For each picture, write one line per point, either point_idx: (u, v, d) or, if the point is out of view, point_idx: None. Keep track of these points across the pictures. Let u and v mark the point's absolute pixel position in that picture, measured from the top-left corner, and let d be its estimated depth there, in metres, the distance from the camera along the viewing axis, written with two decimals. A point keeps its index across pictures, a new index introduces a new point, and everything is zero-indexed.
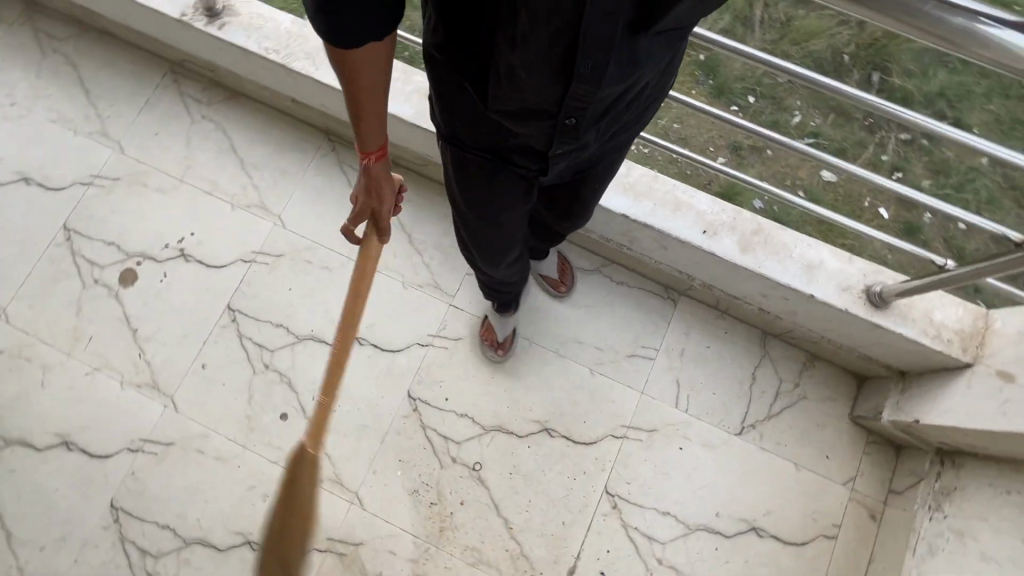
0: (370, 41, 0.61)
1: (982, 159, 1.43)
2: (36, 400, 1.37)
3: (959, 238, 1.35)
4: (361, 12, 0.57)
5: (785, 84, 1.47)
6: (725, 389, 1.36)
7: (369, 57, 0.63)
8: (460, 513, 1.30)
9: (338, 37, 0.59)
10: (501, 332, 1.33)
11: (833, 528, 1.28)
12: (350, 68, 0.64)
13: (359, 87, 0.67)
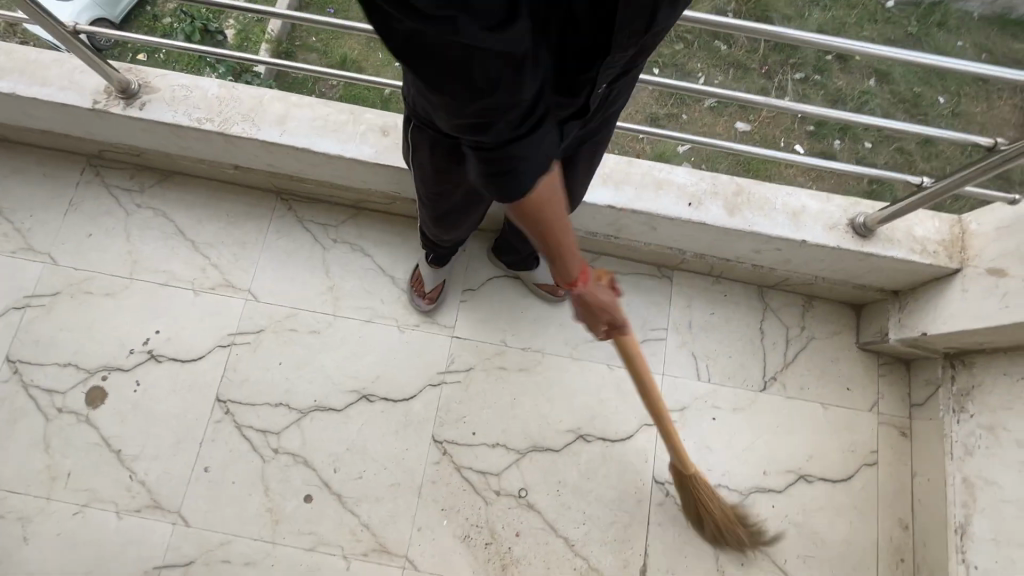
0: (541, 173, 0.57)
1: (870, 83, 1.59)
2: (24, 558, 1.22)
3: (868, 154, 1.53)
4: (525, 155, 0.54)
5: (682, 52, 1.61)
6: (739, 349, 1.38)
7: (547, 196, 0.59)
8: (518, 546, 1.25)
9: (507, 184, 0.56)
10: (430, 281, 1.33)
11: (872, 455, 1.32)
12: (530, 221, 0.62)
13: (545, 228, 0.62)
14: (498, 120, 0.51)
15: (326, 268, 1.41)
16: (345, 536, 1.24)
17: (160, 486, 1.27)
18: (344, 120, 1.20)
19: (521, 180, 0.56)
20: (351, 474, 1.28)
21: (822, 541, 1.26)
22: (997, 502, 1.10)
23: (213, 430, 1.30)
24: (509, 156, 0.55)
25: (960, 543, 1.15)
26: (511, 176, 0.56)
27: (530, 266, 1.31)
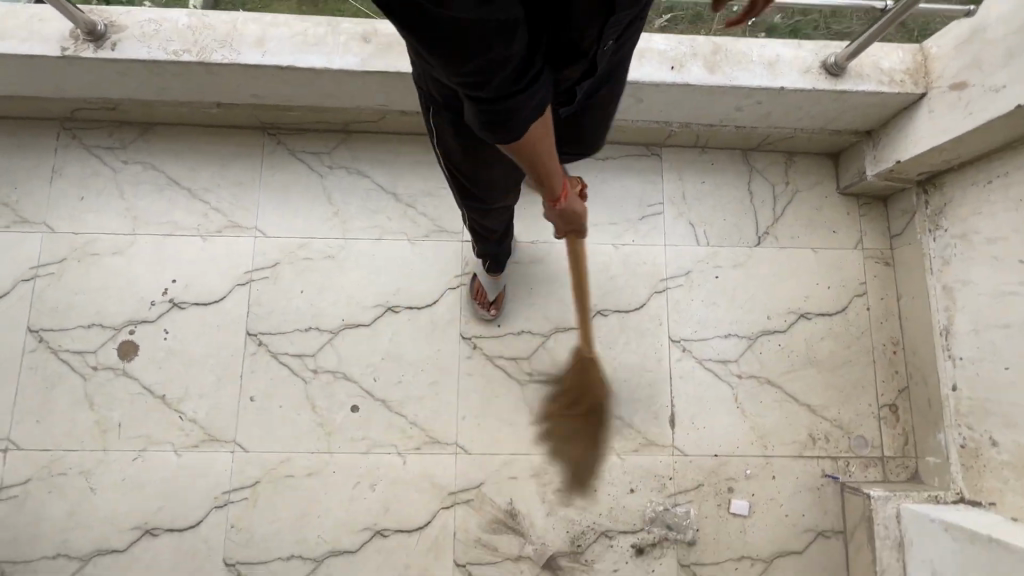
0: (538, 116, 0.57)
1: None
2: (94, 506, 1.28)
3: None
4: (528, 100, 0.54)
5: None
6: (732, 212, 1.47)
7: (541, 135, 0.62)
8: (558, 417, 1.35)
9: (507, 133, 0.56)
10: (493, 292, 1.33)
11: (862, 286, 1.44)
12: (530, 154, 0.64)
13: (540, 158, 0.65)
14: (492, 80, 0.51)
15: (328, 195, 1.43)
16: (396, 435, 1.33)
17: (212, 420, 1.33)
18: (324, 33, 1.20)
19: (519, 129, 0.56)
20: (391, 380, 1.36)
21: (825, 368, 1.40)
22: (973, 297, 1.23)
23: (251, 362, 1.35)
24: (509, 109, 0.54)
25: (945, 343, 1.29)
26: (511, 126, 0.55)
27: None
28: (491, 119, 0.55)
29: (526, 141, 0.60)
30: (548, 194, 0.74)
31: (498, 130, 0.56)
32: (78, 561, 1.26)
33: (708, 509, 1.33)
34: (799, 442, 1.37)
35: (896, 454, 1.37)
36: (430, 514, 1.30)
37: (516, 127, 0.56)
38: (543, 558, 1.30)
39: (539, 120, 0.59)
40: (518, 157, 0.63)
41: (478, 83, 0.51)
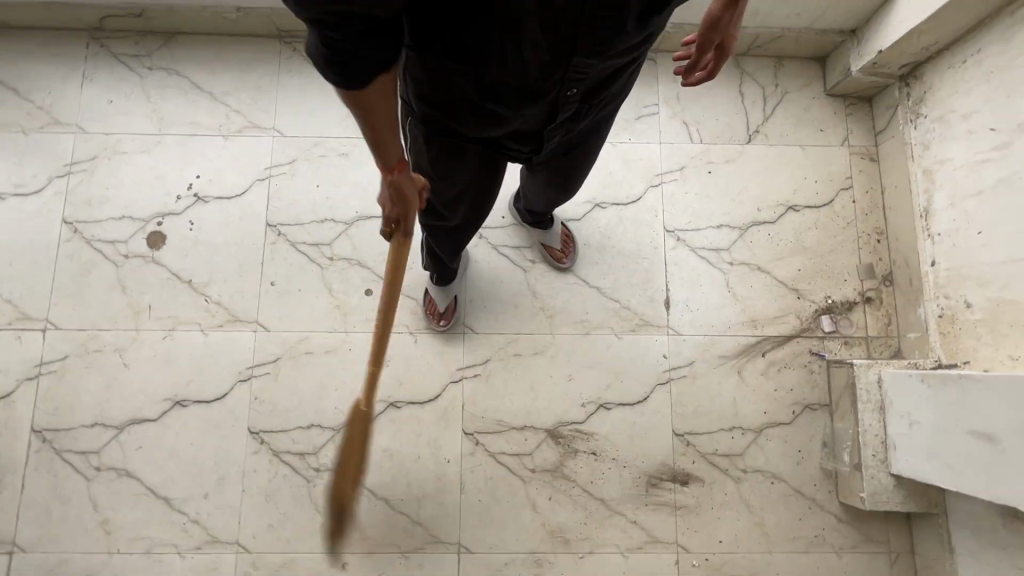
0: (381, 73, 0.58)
1: None
2: (127, 380, 1.38)
3: None
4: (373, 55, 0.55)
5: None
6: (723, 112, 1.55)
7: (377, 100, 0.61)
8: (559, 299, 1.44)
9: (350, 77, 0.56)
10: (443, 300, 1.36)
11: (848, 181, 1.52)
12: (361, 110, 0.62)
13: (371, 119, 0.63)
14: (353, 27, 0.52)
15: (342, 99, 1.52)
16: (407, 316, 1.43)
17: (235, 303, 1.42)
18: None
19: (365, 78, 0.57)
20: (402, 267, 1.45)
21: (811, 256, 1.49)
22: (950, 173, 1.30)
23: (271, 250, 1.44)
24: (359, 55, 0.54)
25: (925, 223, 1.37)
26: (354, 72, 0.56)
27: (545, 227, 1.36)
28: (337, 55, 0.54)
29: (365, 101, 0.60)
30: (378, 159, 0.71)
31: (345, 72, 0.55)
32: (113, 430, 1.36)
33: (702, 384, 1.42)
34: (787, 323, 1.45)
35: (879, 334, 1.44)
36: (440, 388, 1.39)
37: (363, 68, 0.55)
38: (546, 427, 1.39)
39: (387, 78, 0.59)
40: (356, 110, 0.62)
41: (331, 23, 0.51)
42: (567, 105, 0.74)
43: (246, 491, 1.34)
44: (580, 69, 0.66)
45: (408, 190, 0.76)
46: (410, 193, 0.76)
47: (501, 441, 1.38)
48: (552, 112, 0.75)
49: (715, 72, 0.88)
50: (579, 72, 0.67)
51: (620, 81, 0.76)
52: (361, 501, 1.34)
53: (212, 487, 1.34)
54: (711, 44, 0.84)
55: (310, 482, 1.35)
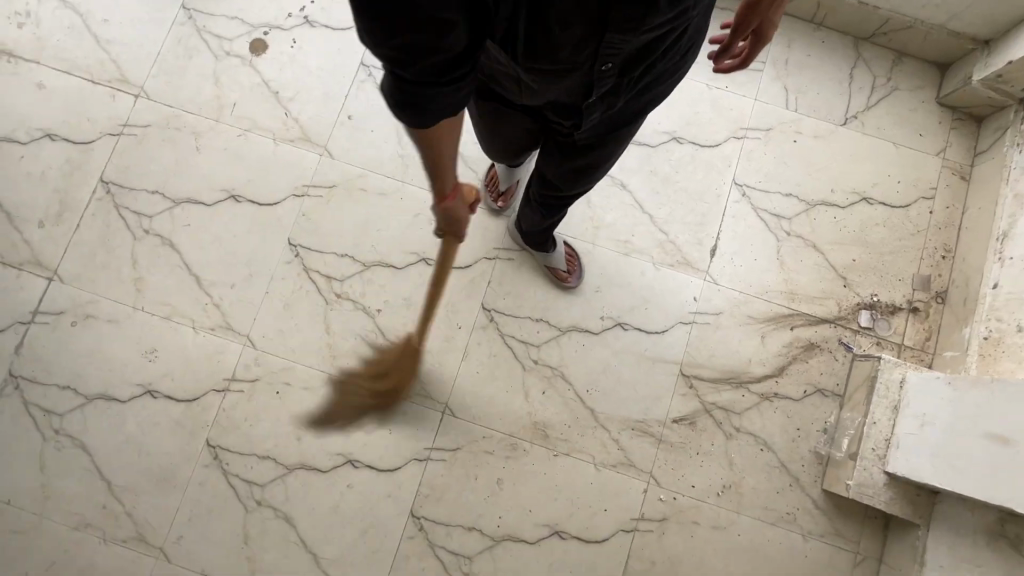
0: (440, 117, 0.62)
1: None
2: (195, 163, 1.46)
3: None
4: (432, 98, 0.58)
5: None
6: (827, 89, 1.52)
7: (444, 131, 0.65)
8: (610, 215, 1.46)
9: (416, 117, 0.60)
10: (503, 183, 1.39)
11: (931, 191, 1.48)
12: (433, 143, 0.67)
13: (440, 156, 0.70)
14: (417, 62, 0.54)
15: None
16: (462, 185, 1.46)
17: (311, 124, 1.48)
18: None
19: (427, 115, 0.60)
20: (471, 141, 1.50)
21: (870, 251, 1.46)
22: None
23: (357, 87, 1.50)
24: (424, 96, 0.58)
25: (999, 246, 1.32)
26: (421, 112, 0.60)
27: (547, 250, 1.32)
28: (411, 98, 0.58)
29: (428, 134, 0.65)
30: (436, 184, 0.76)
31: (415, 113, 0.60)
32: (169, 202, 1.45)
33: (722, 337, 1.41)
34: (825, 307, 1.43)
35: (915, 346, 1.41)
36: (473, 259, 1.43)
37: (430, 111, 0.60)
38: (560, 327, 1.41)
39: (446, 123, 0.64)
40: (419, 142, 0.67)
41: (404, 64, 0.54)
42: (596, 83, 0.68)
43: (269, 294, 1.41)
44: (612, 44, 0.62)
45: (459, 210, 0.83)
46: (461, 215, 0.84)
47: (515, 326, 1.40)
48: (587, 86, 0.70)
49: (748, 59, 0.89)
50: (612, 44, 0.62)
51: (666, 52, 0.70)
52: (369, 337, 1.40)
53: (240, 281, 1.42)
54: (745, 32, 0.84)
55: (328, 305, 1.41)
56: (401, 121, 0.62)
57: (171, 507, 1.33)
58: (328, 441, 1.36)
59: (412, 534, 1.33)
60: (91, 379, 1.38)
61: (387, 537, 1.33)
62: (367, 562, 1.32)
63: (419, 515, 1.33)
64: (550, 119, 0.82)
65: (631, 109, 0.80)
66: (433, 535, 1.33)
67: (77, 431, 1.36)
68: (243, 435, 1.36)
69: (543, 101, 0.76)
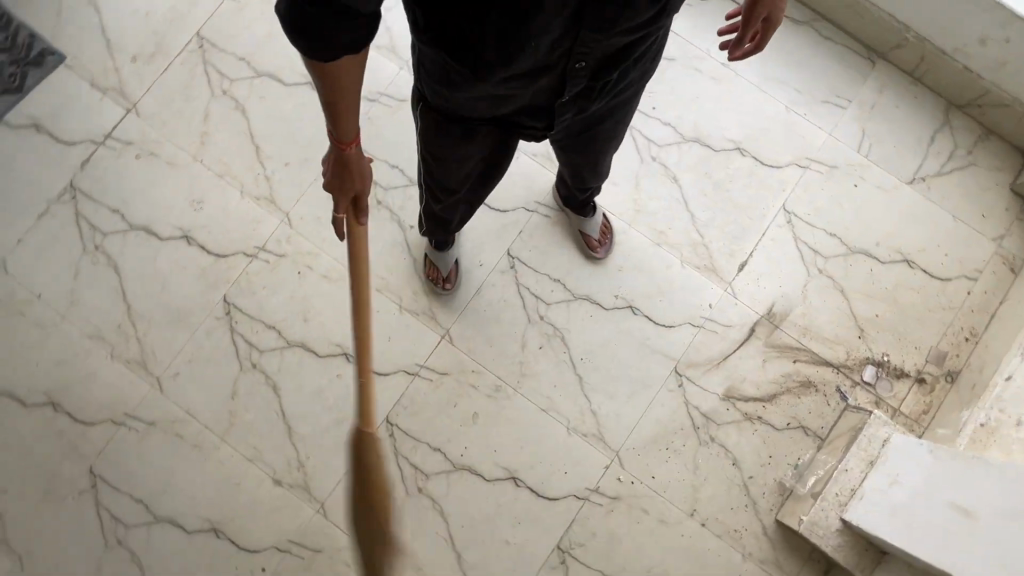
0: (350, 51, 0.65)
1: None
2: (285, 43, 1.54)
3: None
4: (344, 27, 0.62)
5: None
6: (903, 144, 1.50)
7: (349, 68, 0.67)
8: (653, 202, 1.48)
9: (316, 45, 0.63)
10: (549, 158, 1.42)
11: (975, 272, 1.46)
12: (329, 79, 0.67)
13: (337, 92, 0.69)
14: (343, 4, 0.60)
15: None
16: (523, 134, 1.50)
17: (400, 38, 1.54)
18: None
19: (340, 46, 0.63)
20: None
21: (895, 312, 1.45)
22: None
23: None
24: (345, 32, 0.62)
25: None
26: (330, 47, 0.63)
27: (586, 212, 1.37)
28: (313, 32, 0.62)
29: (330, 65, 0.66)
30: (336, 128, 0.73)
31: (323, 44, 0.63)
32: (253, 72, 1.53)
33: (724, 349, 1.43)
34: (833, 351, 1.43)
35: (910, 415, 1.40)
36: (513, 206, 1.47)
37: (340, 45, 0.63)
38: (574, 293, 1.45)
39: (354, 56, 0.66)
40: (320, 75, 0.67)
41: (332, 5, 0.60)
42: (574, 84, 0.81)
43: (317, 182, 1.49)
44: (588, 42, 0.74)
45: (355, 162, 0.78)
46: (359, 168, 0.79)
47: (533, 279, 1.45)
48: (562, 87, 0.82)
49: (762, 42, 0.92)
50: (585, 43, 0.75)
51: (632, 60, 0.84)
52: (395, 248, 1.46)
53: (295, 163, 1.49)
54: (760, 13, 0.88)
55: (368, 208, 1.48)
56: (300, 48, 0.63)
57: (176, 345, 1.43)
58: (331, 330, 1.43)
59: (381, 438, 1.40)
60: (139, 211, 1.48)
61: None
62: (334, 449, 1.40)
63: (393, 423, 1.40)
64: (521, 132, 0.92)
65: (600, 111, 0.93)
66: (400, 444, 1.40)
67: (115, 252, 1.46)
68: (258, 302, 1.44)
69: (518, 112, 0.87)
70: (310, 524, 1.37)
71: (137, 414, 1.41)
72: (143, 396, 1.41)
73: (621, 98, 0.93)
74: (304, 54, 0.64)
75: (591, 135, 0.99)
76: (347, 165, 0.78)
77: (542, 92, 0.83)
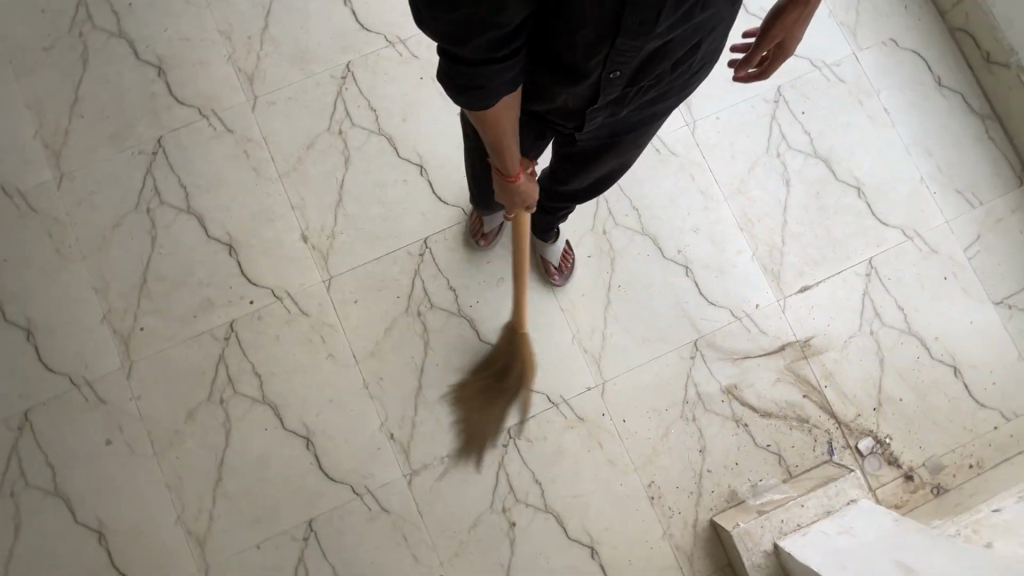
0: (506, 92, 0.65)
1: None
2: None
3: None
4: (495, 68, 0.61)
5: None
6: (1009, 267, 1.48)
7: (502, 110, 0.69)
8: (756, 192, 1.48)
9: (473, 95, 0.64)
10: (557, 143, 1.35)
11: (1012, 413, 1.42)
12: (491, 124, 0.71)
13: (501, 134, 0.73)
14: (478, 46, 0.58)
15: None
16: None
17: None
18: None
19: (489, 94, 0.64)
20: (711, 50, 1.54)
21: (919, 406, 1.42)
22: None
23: None
24: (482, 76, 0.62)
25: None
26: (481, 92, 0.64)
27: (546, 241, 1.32)
28: (465, 76, 0.62)
29: (490, 114, 0.69)
30: (503, 165, 0.80)
31: (474, 93, 0.64)
32: None
33: (748, 349, 1.43)
34: (843, 406, 1.42)
35: (885, 500, 1.38)
36: None
37: (489, 91, 0.64)
38: (643, 229, 1.46)
39: (508, 100, 0.67)
40: (481, 123, 0.71)
41: (461, 43, 0.58)
42: (608, 91, 0.73)
43: None
44: (625, 49, 0.65)
45: (525, 185, 0.86)
46: (529, 189, 0.86)
47: (614, 197, 1.47)
48: (595, 91, 0.74)
49: (768, 71, 0.91)
50: (622, 53, 0.66)
51: (678, 57, 0.73)
52: None
53: None
54: (769, 45, 0.86)
55: None
56: (463, 104, 0.66)
57: (286, 79, 1.49)
58: (421, 140, 1.48)
59: (411, 252, 1.44)
60: None
61: (395, 237, 1.44)
62: (366, 239, 1.44)
63: (427, 246, 1.44)
64: (554, 121, 0.85)
65: (633, 113, 0.83)
66: (424, 267, 1.43)
67: None
68: (375, 82, 1.49)
69: (552, 106, 0.80)
70: (311, 288, 1.42)
71: (223, 116, 1.47)
72: (236, 105, 1.47)
73: (659, 104, 0.84)
74: (462, 108, 0.67)
75: (614, 145, 0.91)
76: (514, 192, 0.86)
77: (576, 94, 0.75)
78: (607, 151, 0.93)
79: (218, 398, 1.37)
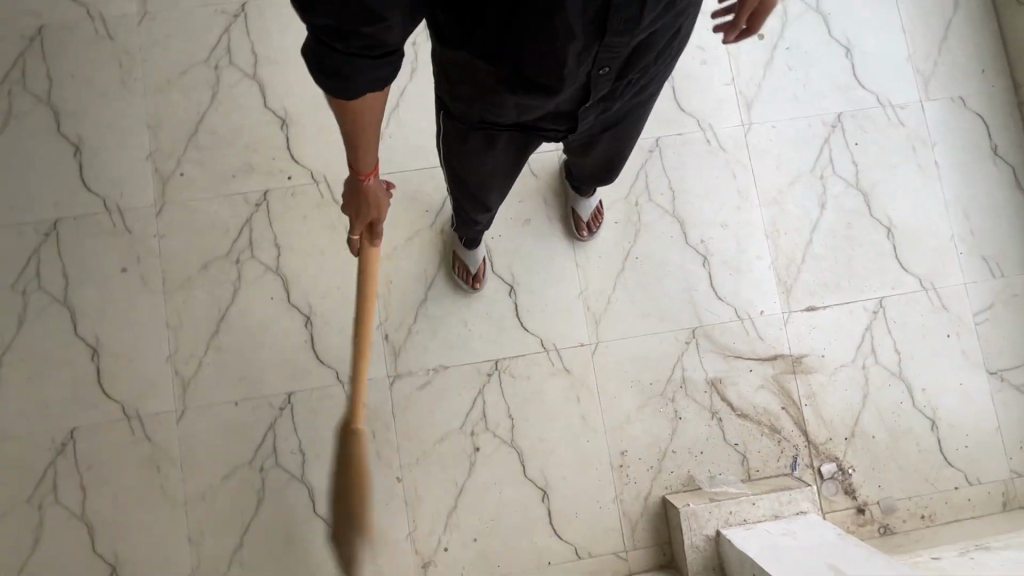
0: (376, 90, 0.65)
1: None
2: None
3: None
4: (365, 69, 0.62)
5: None
6: (1012, 342, 1.50)
7: (368, 104, 0.68)
8: (790, 206, 1.51)
9: (342, 86, 0.63)
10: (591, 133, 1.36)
11: (975, 478, 1.46)
12: (348, 115, 0.69)
13: (363, 130, 0.72)
14: (351, 40, 0.59)
15: None
16: (747, 70, 1.55)
17: None
18: None
19: (356, 86, 0.63)
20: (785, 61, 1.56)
21: (889, 447, 1.46)
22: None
23: None
24: (349, 69, 0.61)
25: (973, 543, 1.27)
26: (347, 84, 0.63)
27: (579, 193, 1.37)
28: (332, 66, 0.61)
29: (354, 105, 0.67)
30: (355, 160, 0.77)
31: (341, 86, 0.63)
32: None
33: (742, 350, 1.47)
34: (817, 428, 1.45)
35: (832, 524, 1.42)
36: (692, 111, 1.53)
37: (355, 85, 0.63)
38: (673, 211, 1.49)
39: (373, 97, 0.67)
40: (341, 113, 0.68)
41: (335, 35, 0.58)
42: (600, 87, 0.75)
43: None
44: (612, 41, 0.66)
45: (375, 188, 0.83)
46: (379, 195, 0.84)
47: (655, 174, 1.51)
48: (586, 90, 0.75)
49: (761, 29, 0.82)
50: (609, 47, 0.67)
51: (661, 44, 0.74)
52: None
53: None
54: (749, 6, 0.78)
55: None
56: (328, 92, 0.64)
57: None
58: None
59: None
60: None
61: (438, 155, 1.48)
62: (411, 149, 1.48)
63: None
64: (543, 130, 0.86)
65: (622, 104, 0.85)
66: None
67: None
68: None
69: (542, 117, 0.81)
70: None
71: None
72: None
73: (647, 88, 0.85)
74: (330, 98, 0.65)
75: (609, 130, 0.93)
76: (365, 193, 0.83)
77: (567, 100, 0.76)
78: (603, 138, 0.95)
79: (235, 257, 1.43)
